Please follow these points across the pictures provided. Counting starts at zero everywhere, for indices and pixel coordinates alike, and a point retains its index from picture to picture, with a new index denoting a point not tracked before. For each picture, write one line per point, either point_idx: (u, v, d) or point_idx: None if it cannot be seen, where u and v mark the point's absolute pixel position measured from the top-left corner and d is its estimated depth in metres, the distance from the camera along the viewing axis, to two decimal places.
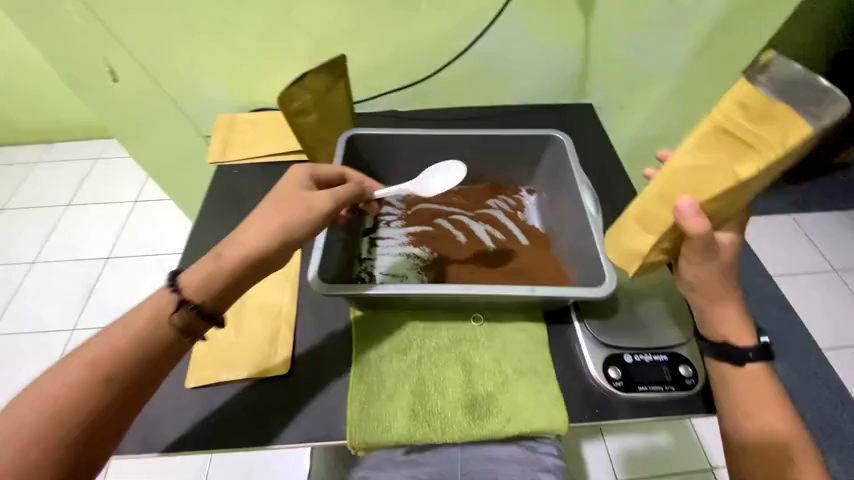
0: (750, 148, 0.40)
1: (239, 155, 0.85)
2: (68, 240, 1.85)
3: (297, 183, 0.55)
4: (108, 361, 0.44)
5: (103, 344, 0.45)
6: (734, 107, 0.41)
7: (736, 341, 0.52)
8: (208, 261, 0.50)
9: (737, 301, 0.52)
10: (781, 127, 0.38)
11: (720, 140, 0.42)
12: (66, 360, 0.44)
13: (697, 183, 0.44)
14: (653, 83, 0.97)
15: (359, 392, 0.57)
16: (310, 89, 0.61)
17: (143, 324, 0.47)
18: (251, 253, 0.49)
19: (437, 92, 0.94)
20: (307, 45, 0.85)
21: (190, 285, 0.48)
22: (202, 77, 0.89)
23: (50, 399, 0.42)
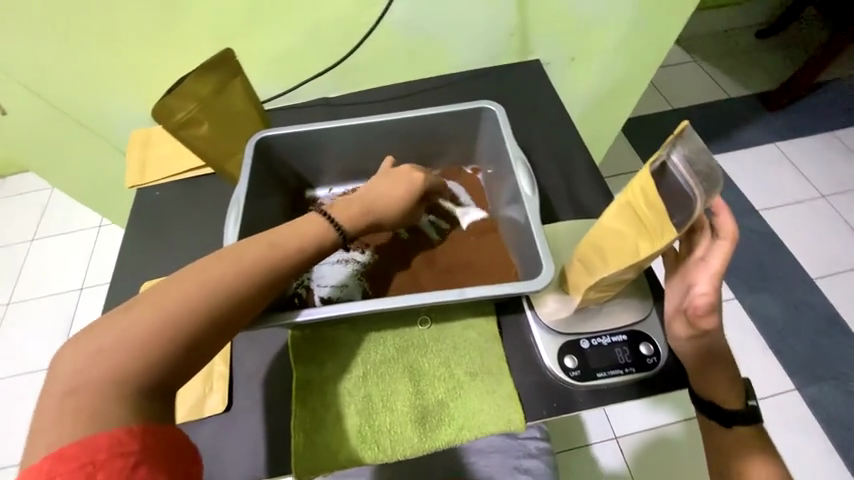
0: (647, 226, 0.38)
1: (158, 175, 0.78)
2: (39, 276, 1.79)
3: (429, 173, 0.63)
4: (233, 277, 0.43)
5: (257, 249, 0.46)
6: (640, 187, 0.38)
7: (726, 402, 0.49)
8: (360, 203, 0.54)
9: (728, 365, 0.49)
10: (662, 216, 0.36)
11: (629, 215, 0.40)
12: (224, 253, 0.45)
13: (615, 246, 0.43)
14: (603, 25, 0.88)
15: (302, 420, 0.53)
16: (191, 96, 0.54)
17: (278, 243, 0.47)
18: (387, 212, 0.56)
19: (369, 70, 0.85)
20: (206, 38, 0.75)
21: (345, 218, 0.52)
22: (101, 92, 0.80)
23: (207, 286, 0.42)
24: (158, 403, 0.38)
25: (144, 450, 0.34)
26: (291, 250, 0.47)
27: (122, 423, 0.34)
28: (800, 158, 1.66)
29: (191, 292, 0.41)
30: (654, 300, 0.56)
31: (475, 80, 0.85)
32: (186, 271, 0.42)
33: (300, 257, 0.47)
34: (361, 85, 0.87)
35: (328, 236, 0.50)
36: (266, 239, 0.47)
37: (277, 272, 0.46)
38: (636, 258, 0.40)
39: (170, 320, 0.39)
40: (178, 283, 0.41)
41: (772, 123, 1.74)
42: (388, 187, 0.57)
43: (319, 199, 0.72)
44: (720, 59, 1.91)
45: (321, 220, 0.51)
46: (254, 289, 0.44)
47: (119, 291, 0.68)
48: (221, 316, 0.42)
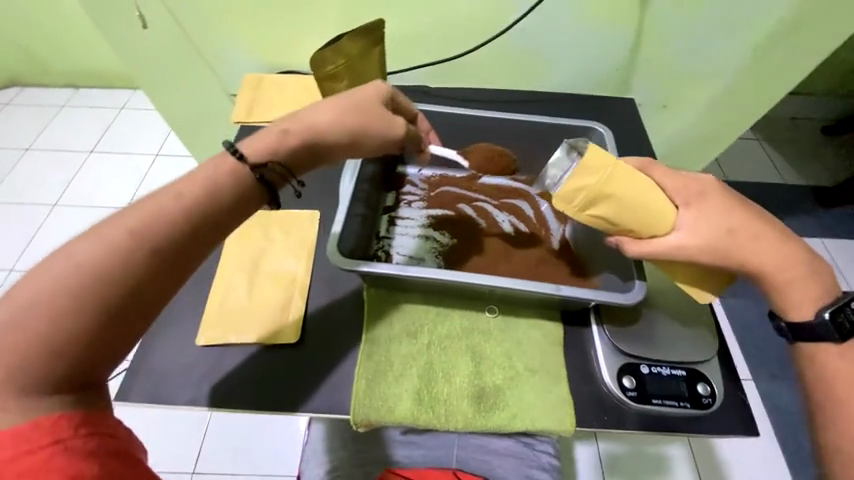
0: (596, 198, 0.50)
1: (264, 118, 0.83)
2: (89, 186, 1.85)
3: (376, 95, 0.51)
4: (108, 253, 0.38)
5: (128, 219, 0.40)
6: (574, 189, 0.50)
7: (809, 310, 0.51)
8: (274, 132, 0.47)
9: (775, 267, 0.51)
10: (585, 176, 0.49)
11: (590, 216, 0.51)
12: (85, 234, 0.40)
13: (638, 221, 0.51)
14: (702, 83, 0.91)
15: (366, 368, 0.56)
16: (344, 54, 0.60)
17: (154, 207, 0.41)
18: (310, 135, 0.47)
19: (472, 71, 0.89)
20: (340, 7, 0.81)
21: (255, 149, 0.46)
22: (231, 32, 0.86)
23: (79, 269, 0.38)
24: (72, 394, 0.37)
25: (63, 440, 0.35)
26: (173, 212, 0.41)
27: (27, 420, 0.35)
28: (845, 259, 1.65)
29: (55, 281, 0.37)
30: (718, 346, 0.58)
31: (569, 103, 0.88)
32: (44, 262, 0.38)
33: (187, 215, 0.42)
34: (462, 82, 0.92)
35: (225, 180, 0.44)
36: (138, 207, 0.41)
37: (166, 237, 0.41)
38: (606, 207, 0.50)
39: (35, 314, 0.36)
40: (35, 277, 0.37)
41: (824, 217, 1.73)
42: (329, 103, 0.48)
43: (409, 176, 0.76)
44: (783, 143, 1.91)
45: (227, 162, 0.45)
46: (141, 264, 0.40)
47: None
48: (111, 294, 0.38)
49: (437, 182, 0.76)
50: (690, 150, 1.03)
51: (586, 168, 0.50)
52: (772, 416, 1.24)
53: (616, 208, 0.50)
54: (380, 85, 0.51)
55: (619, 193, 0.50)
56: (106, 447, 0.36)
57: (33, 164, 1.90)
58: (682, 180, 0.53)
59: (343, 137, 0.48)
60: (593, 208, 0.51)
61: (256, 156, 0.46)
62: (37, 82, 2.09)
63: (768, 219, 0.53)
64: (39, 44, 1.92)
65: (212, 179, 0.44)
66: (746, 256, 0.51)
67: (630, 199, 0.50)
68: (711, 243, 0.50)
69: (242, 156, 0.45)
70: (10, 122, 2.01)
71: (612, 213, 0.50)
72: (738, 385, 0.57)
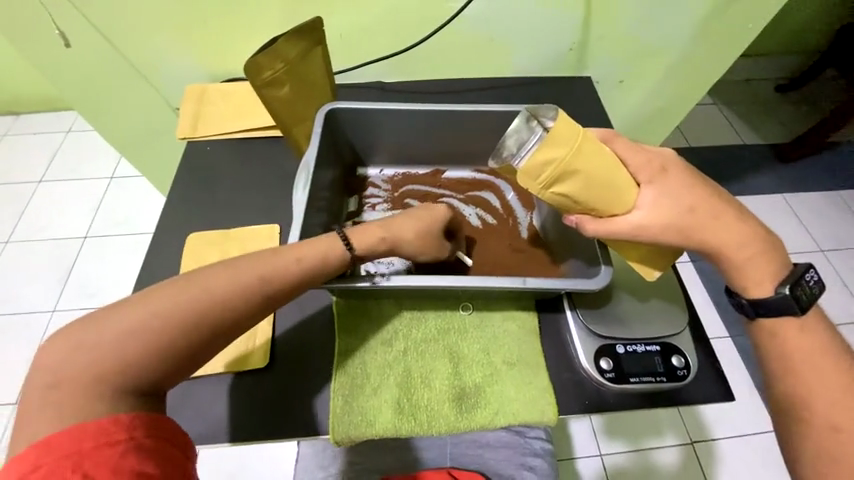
0: (558, 177, 0.48)
1: (211, 131, 0.79)
2: (41, 218, 1.74)
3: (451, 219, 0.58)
4: (208, 298, 0.45)
5: (235, 271, 0.47)
6: (540, 167, 0.47)
7: (769, 287, 0.51)
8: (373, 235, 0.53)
9: (734, 250, 0.51)
10: (552, 152, 0.47)
11: (554, 194, 0.49)
12: (199, 273, 0.46)
13: (597, 198, 0.50)
14: (654, 56, 0.91)
15: (341, 384, 0.54)
16: (281, 58, 0.56)
17: (264, 263, 0.48)
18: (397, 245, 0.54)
19: (426, 62, 0.87)
20: (279, 6, 0.76)
21: (360, 242, 0.53)
22: (164, 42, 0.80)
23: (184, 305, 0.44)
24: (148, 397, 0.42)
25: (134, 439, 0.38)
26: (285, 266, 0.49)
27: (109, 414, 0.39)
28: (805, 212, 1.71)
29: (183, 298, 0.44)
30: (688, 318, 0.59)
31: (527, 88, 0.87)
32: (186, 278, 0.46)
33: (296, 276, 0.49)
34: (417, 74, 0.89)
35: (322, 259, 0.50)
36: (268, 256, 0.49)
37: (274, 287, 0.48)
38: (572, 183, 0.48)
39: (156, 323, 0.42)
40: (173, 290, 0.44)
41: (783, 174, 1.79)
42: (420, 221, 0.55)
43: (371, 178, 0.74)
44: (740, 106, 1.96)
45: (330, 242, 0.51)
46: (249, 302, 0.47)
47: (164, 240, 0.68)
48: (215, 324, 0.45)
49: (400, 181, 0.74)
50: (651, 121, 1.04)
51: (552, 143, 0.47)
52: (751, 372, 1.28)
53: (582, 185, 0.49)
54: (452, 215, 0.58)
55: (587, 168, 0.48)
56: (168, 456, 0.40)
57: None
58: (646, 154, 0.52)
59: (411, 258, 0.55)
60: (560, 184, 0.48)
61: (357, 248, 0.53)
62: None
63: (729, 197, 0.53)
64: None
65: (325, 248, 0.51)
66: (705, 234, 0.50)
67: (596, 176, 0.48)
68: (672, 222, 0.50)
69: (351, 247, 0.52)
70: None
71: (576, 190, 0.49)
72: (711, 353, 0.58)
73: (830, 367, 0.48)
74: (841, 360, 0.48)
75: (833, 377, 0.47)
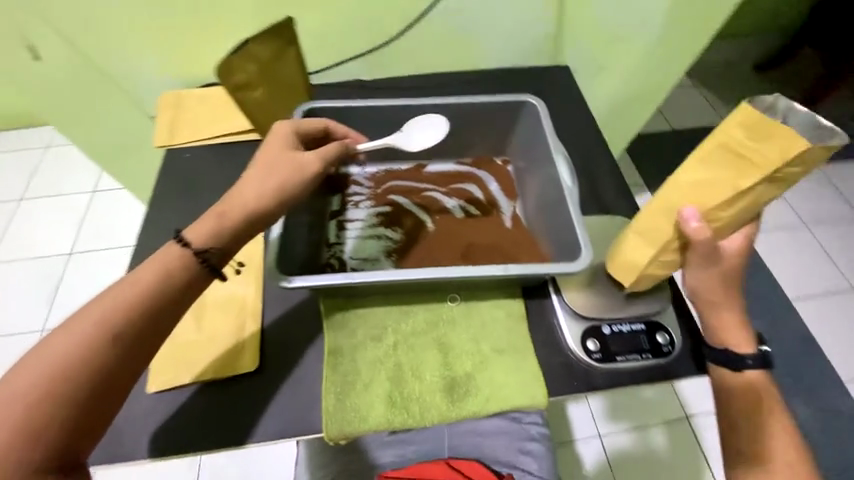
0: (748, 169, 0.42)
1: (189, 138, 0.78)
2: (25, 237, 1.70)
3: (283, 139, 0.53)
4: (82, 346, 0.41)
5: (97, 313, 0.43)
6: (734, 129, 0.42)
7: (746, 348, 0.52)
8: (209, 219, 0.48)
9: (743, 315, 0.53)
10: (779, 146, 0.40)
11: (721, 163, 0.43)
12: (63, 328, 0.42)
13: (698, 195, 0.45)
14: (628, 40, 0.92)
15: (334, 383, 0.55)
16: (253, 60, 0.56)
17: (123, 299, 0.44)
18: (248, 209, 0.48)
19: (403, 57, 0.87)
20: (249, 7, 0.75)
21: (199, 234, 0.47)
22: (134, 50, 0.79)
23: (58, 364, 0.40)
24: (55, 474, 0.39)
25: None
26: (134, 301, 0.43)
27: None
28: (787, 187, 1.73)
29: (24, 386, 0.39)
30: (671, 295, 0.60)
31: (507, 78, 0.87)
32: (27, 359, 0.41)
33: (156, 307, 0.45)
34: (395, 70, 0.89)
35: (179, 272, 0.46)
36: (105, 298, 0.44)
37: (138, 326, 0.44)
38: (724, 196, 0.44)
39: (19, 408, 0.38)
40: (18, 375, 0.40)
41: None
42: (254, 172, 0.50)
43: (353, 176, 0.74)
44: (721, 87, 1.98)
45: (176, 250, 0.46)
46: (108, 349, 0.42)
47: (147, 249, 0.68)
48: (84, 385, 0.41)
49: (383, 178, 0.74)
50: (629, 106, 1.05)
51: (779, 157, 0.40)
52: None
53: (740, 205, 0.45)
54: (286, 128, 0.54)
55: (739, 199, 0.44)
56: None
57: None
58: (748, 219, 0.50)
59: (273, 188, 0.49)
60: (743, 190, 0.43)
61: (206, 244, 0.47)
62: None
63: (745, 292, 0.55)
64: None
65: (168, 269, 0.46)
66: (722, 297, 0.51)
67: (749, 210, 0.45)
68: (723, 270, 0.49)
69: (188, 243, 0.47)
70: None
71: (740, 203, 0.44)
72: (696, 329, 0.59)
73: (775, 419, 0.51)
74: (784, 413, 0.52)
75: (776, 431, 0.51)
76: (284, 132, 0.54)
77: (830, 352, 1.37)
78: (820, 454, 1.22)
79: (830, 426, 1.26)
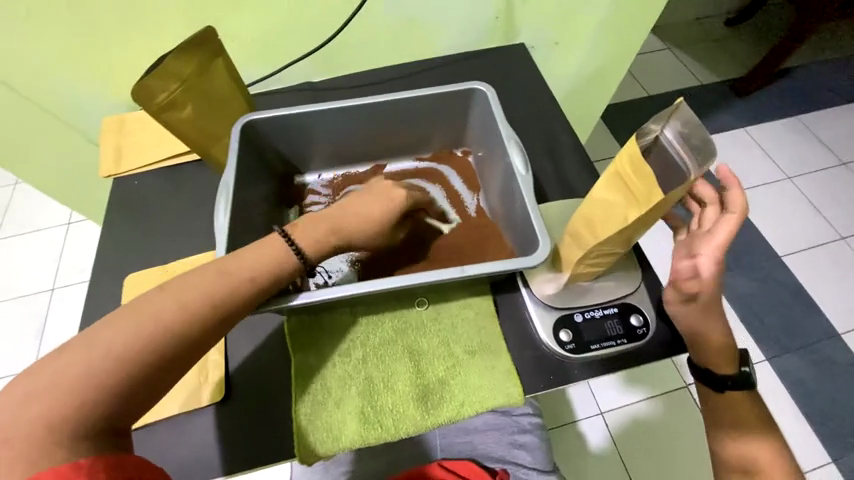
0: (634, 197, 0.40)
1: (136, 164, 0.74)
2: (3, 277, 1.66)
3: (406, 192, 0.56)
4: (186, 307, 0.44)
5: (203, 281, 0.45)
6: (627, 159, 0.40)
7: (731, 369, 0.52)
8: (324, 224, 0.52)
9: (722, 333, 0.51)
10: (650, 186, 0.38)
11: (619, 185, 0.41)
12: (174, 284, 0.45)
13: (605, 216, 0.44)
14: (583, 10, 0.88)
15: (304, 405, 0.53)
16: (175, 76, 0.52)
17: (227, 276, 0.46)
18: (352, 237, 0.52)
19: (353, 53, 0.83)
20: (178, 19, 0.71)
21: (308, 242, 0.50)
22: (65, 78, 0.75)
23: (158, 318, 0.42)
24: (105, 439, 0.38)
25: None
26: (236, 283, 0.46)
27: (67, 460, 0.36)
28: (770, 141, 1.69)
29: (129, 333, 0.41)
30: (643, 275, 0.58)
31: (461, 64, 0.84)
32: (128, 309, 0.42)
33: (252, 292, 0.47)
34: (347, 69, 0.85)
35: (276, 268, 0.48)
36: (214, 271, 0.46)
37: (226, 308, 0.46)
38: (624, 224, 0.41)
39: (120, 357, 0.40)
40: (123, 322, 0.41)
41: (745, 107, 1.78)
42: (374, 206, 0.53)
43: (309, 185, 0.71)
44: (693, 46, 1.94)
45: (279, 243, 0.49)
46: (198, 325, 0.44)
47: (102, 286, 0.65)
48: (163, 355, 0.42)
49: (341, 183, 0.71)
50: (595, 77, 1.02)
51: (652, 188, 0.38)
52: None
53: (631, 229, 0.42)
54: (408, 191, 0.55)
55: (637, 226, 0.41)
56: None
57: None
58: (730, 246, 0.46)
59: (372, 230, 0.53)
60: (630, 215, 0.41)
61: (309, 245, 0.51)
62: None
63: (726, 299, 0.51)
64: None
65: (271, 263, 0.48)
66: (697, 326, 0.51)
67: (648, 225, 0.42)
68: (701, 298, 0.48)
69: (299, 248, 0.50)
70: None
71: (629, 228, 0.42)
72: None
73: (757, 430, 0.52)
74: (767, 421, 0.53)
75: (755, 441, 0.52)
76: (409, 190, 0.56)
77: (822, 302, 1.38)
78: (819, 402, 1.23)
79: (826, 376, 1.27)
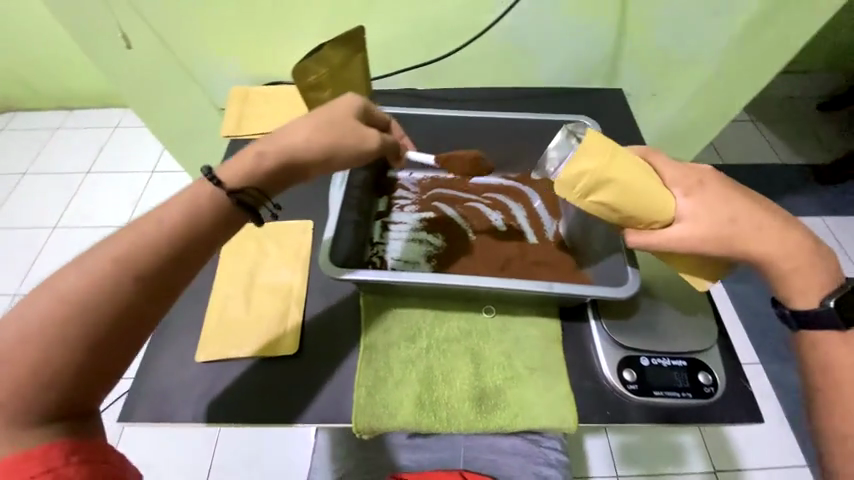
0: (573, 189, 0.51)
1: (254, 130, 0.83)
2: (87, 207, 1.84)
3: (351, 108, 0.50)
4: (104, 273, 0.39)
5: (120, 243, 0.41)
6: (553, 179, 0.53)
7: (813, 298, 0.50)
8: (247, 155, 0.46)
9: (770, 253, 0.50)
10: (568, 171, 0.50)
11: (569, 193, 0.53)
12: (83, 256, 0.40)
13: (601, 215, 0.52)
14: (686, 71, 0.90)
15: (367, 377, 0.56)
16: (326, 63, 0.60)
17: (144, 233, 0.41)
18: (289, 154, 0.46)
19: (460, 70, 0.89)
20: (321, 16, 0.80)
21: (232, 174, 0.45)
22: (212, 47, 0.86)
23: (71, 293, 0.38)
24: (63, 422, 0.38)
25: (54, 469, 0.35)
26: (156, 241, 0.41)
27: (19, 450, 0.35)
28: (849, 236, 1.60)
29: (39, 313, 0.37)
30: (717, 334, 0.58)
31: (556, 99, 0.88)
32: (36, 290, 0.39)
33: (176, 240, 0.42)
34: (449, 83, 0.92)
35: (206, 211, 0.44)
36: (125, 234, 0.42)
37: (154, 264, 0.41)
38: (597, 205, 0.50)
39: (39, 337, 0.37)
40: (33, 303, 0.38)
41: (826, 195, 1.70)
42: (306, 122, 0.48)
43: (400, 180, 0.76)
44: (779, 123, 1.89)
45: (203, 188, 0.44)
46: (123, 288, 0.40)
47: None
48: (99, 326, 0.39)
49: (429, 184, 0.76)
50: (682, 134, 1.03)
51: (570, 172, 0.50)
52: (782, 401, 1.22)
53: (618, 193, 0.49)
54: (358, 97, 0.51)
55: (606, 193, 0.49)
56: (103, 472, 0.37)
57: (31, 189, 1.90)
58: (682, 170, 0.52)
59: (322, 154, 0.47)
60: (596, 193, 0.50)
61: (231, 178, 0.45)
62: (31, 107, 2.09)
63: (776, 208, 0.52)
64: (29, 68, 1.91)
65: (191, 208, 0.43)
66: (749, 245, 0.50)
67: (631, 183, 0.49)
68: (713, 232, 0.49)
69: (220, 182, 0.45)
70: (5, 147, 2.01)
71: (612, 198, 0.49)
72: (741, 373, 0.57)
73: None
74: None
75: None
76: (353, 105, 0.50)
77: None
78: None
79: None
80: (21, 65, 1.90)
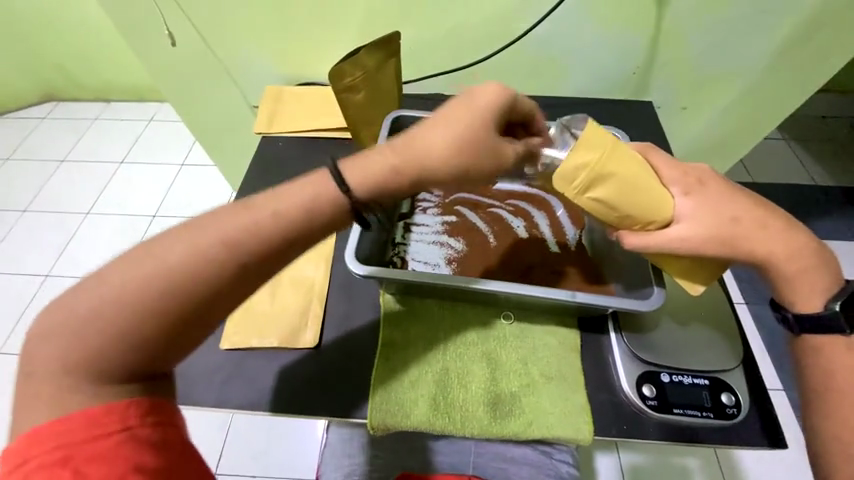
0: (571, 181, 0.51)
1: (285, 129, 0.86)
2: (119, 195, 1.93)
3: (493, 104, 0.46)
4: (207, 251, 0.40)
5: (223, 222, 0.41)
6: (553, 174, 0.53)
7: (817, 301, 0.50)
8: (377, 160, 0.45)
9: (771, 252, 0.50)
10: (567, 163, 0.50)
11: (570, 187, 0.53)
12: (189, 226, 0.41)
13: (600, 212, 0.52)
14: (718, 85, 0.89)
15: (383, 374, 0.57)
16: (361, 66, 0.62)
17: (250, 218, 0.41)
18: (426, 162, 0.45)
19: (487, 77, 0.90)
20: (356, 21, 0.83)
21: (358, 177, 0.44)
22: (250, 47, 0.89)
23: (171, 265, 0.39)
24: (134, 382, 0.40)
25: (128, 428, 0.37)
26: (258, 228, 0.41)
27: (93, 404, 0.37)
28: None
29: (140, 278, 0.38)
30: (742, 355, 0.57)
31: (583, 109, 0.88)
32: (138, 250, 0.40)
33: (277, 235, 0.42)
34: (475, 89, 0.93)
35: (324, 208, 0.44)
36: (231, 214, 0.41)
37: (248, 253, 0.41)
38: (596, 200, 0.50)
39: (136, 304, 0.38)
40: (136, 265, 0.39)
41: None
42: (445, 123, 0.46)
43: None
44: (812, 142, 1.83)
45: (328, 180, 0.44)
46: (215, 269, 0.40)
47: None
48: (186, 304, 0.39)
49: None
50: (710, 149, 1.01)
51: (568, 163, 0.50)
52: None
53: (616, 188, 0.49)
54: (500, 90, 0.47)
55: (605, 187, 0.50)
56: (167, 439, 0.38)
57: (69, 176, 1.99)
58: (680, 168, 0.53)
59: (458, 168, 0.45)
60: (595, 188, 0.50)
61: (358, 182, 0.44)
62: (74, 97, 2.20)
63: (776, 207, 0.52)
64: (74, 61, 2.02)
65: (309, 204, 0.43)
66: (750, 243, 0.50)
67: (629, 177, 0.49)
68: (712, 233, 0.50)
69: (347, 186, 0.44)
70: (48, 134, 2.12)
71: (612, 193, 0.50)
72: (765, 395, 0.55)
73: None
74: None
75: None
76: (497, 96, 0.47)
77: None
78: None
79: None
80: (68, 58, 2.01)
